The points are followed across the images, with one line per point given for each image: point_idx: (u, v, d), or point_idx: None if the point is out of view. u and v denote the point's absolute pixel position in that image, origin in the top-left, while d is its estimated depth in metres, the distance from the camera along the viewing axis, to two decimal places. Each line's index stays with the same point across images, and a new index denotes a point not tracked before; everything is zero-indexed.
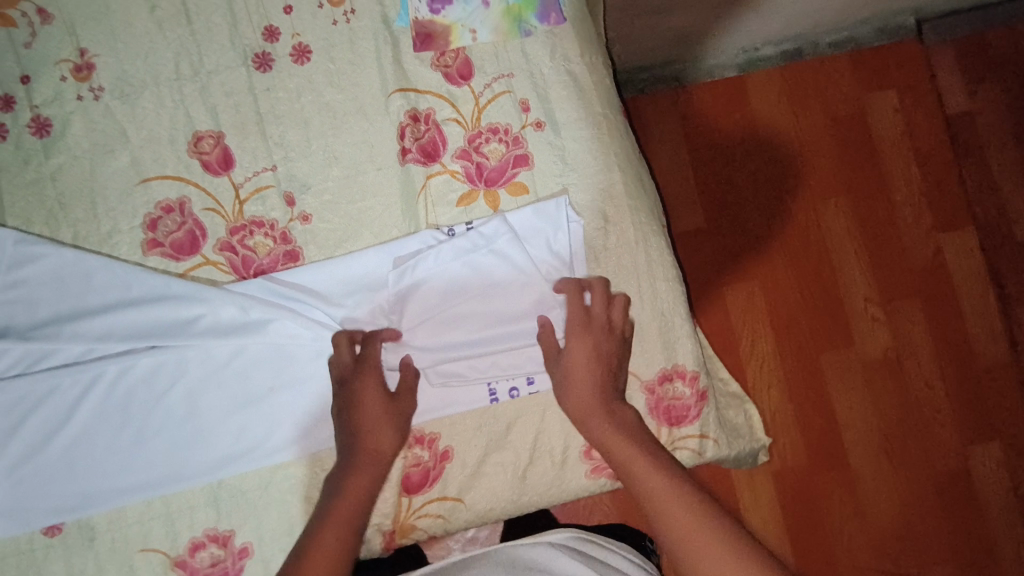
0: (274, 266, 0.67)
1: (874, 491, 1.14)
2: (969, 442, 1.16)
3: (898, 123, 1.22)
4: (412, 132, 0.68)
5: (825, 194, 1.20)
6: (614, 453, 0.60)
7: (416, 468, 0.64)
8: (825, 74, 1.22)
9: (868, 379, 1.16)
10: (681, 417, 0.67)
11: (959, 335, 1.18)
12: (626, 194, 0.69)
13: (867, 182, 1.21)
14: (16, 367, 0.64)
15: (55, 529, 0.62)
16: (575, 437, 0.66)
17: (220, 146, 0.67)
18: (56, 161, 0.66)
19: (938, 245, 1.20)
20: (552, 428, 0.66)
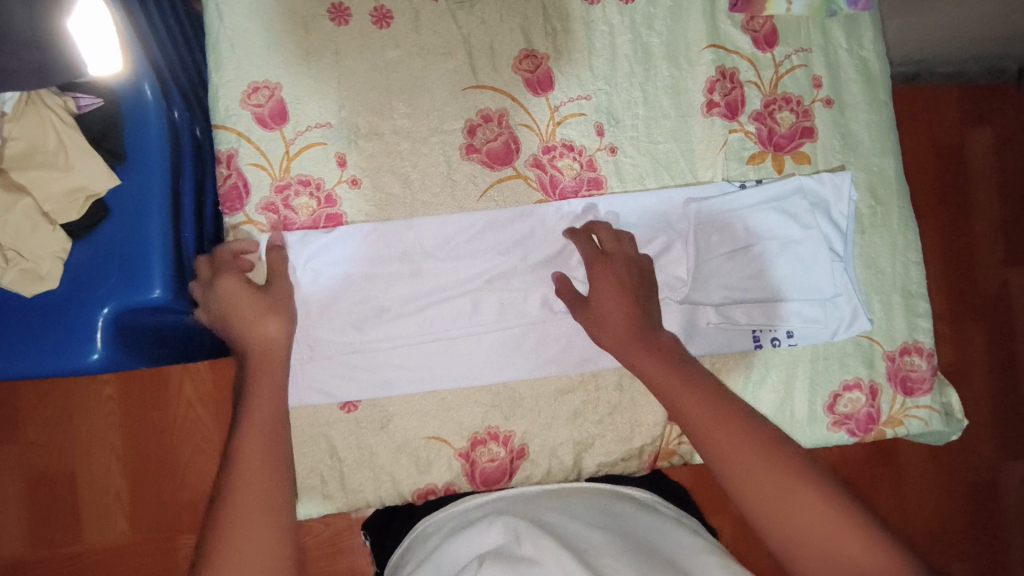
0: (579, 190, 0.70)
1: (918, 487, 1.25)
2: (1004, 458, 1.28)
3: (991, 162, 1.31)
4: (721, 88, 0.72)
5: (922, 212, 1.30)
6: (682, 408, 0.54)
7: None
8: (936, 104, 1.30)
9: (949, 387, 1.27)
10: (913, 387, 0.74)
11: (1009, 360, 1.30)
12: (894, 179, 0.75)
13: (951, 205, 1.31)
14: (329, 248, 0.65)
15: (351, 406, 0.66)
16: (821, 393, 0.73)
17: (543, 68, 0.70)
18: (392, 53, 0.67)
19: (1006, 279, 1.31)
20: (801, 380, 0.73)
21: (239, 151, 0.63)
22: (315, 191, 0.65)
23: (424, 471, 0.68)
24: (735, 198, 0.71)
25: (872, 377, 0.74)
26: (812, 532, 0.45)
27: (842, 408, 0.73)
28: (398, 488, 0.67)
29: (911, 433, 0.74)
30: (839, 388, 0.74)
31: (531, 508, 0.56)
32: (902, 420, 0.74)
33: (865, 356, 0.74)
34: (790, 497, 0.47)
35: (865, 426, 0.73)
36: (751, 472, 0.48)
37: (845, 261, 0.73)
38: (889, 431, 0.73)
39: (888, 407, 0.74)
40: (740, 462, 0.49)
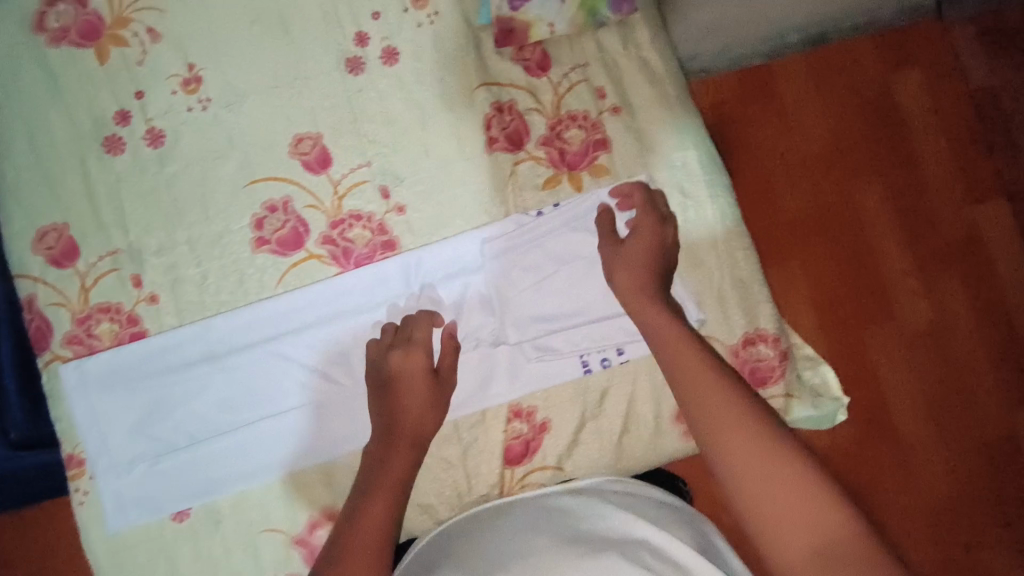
0: (374, 256, 0.71)
1: (933, 463, 1.08)
2: (1013, 406, 1.09)
3: (924, 101, 1.14)
4: (498, 123, 0.71)
5: (860, 171, 1.13)
6: (670, 350, 0.58)
7: (517, 441, 0.70)
8: (850, 52, 1.14)
9: (912, 351, 1.10)
10: (765, 378, 0.70)
11: (997, 301, 1.12)
12: (700, 170, 0.73)
13: (887, 153, 1.13)
14: (136, 367, 0.67)
15: (185, 514, 0.68)
16: (664, 406, 0.71)
17: (319, 147, 0.71)
18: (170, 169, 0.70)
19: (969, 219, 1.13)
20: (642, 395, 0.71)
21: (38, 293, 0.67)
22: (116, 315, 0.68)
23: (264, 564, 0.68)
24: (531, 231, 0.71)
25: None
26: (768, 495, 0.46)
27: None
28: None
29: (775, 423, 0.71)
30: None
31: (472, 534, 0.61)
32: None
33: None
34: (758, 460, 0.48)
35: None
36: (718, 417, 0.51)
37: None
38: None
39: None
40: (711, 402, 0.52)
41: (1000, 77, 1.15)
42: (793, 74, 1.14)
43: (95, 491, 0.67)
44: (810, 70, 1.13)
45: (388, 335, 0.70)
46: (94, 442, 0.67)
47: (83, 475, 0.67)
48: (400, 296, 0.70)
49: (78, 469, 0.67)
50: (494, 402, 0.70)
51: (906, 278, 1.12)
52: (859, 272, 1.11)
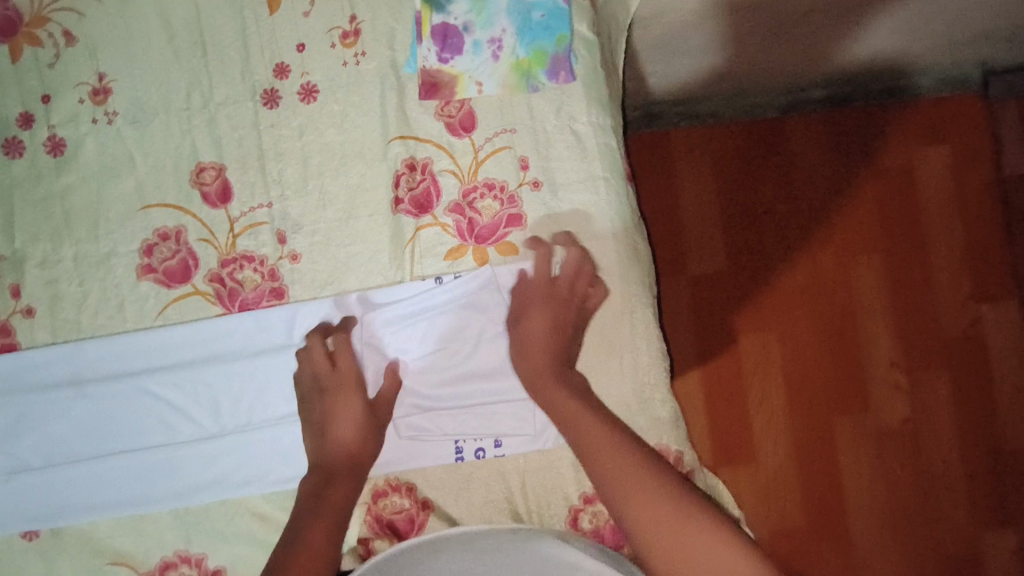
0: (259, 302, 0.67)
1: (878, 556, 1.09)
2: (981, 524, 1.10)
3: (949, 187, 1.15)
4: (407, 182, 0.68)
5: (858, 250, 1.14)
6: (598, 461, 0.57)
7: (397, 516, 0.66)
8: (871, 124, 1.14)
9: (879, 444, 1.11)
10: None
11: (990, 412, 1.12)
12: (616, 262, 0.67)
13: (889, 236, 1.14)
14: (3, 378, 0.66)
15: (33, 533, 0.65)
16: (558, 507, 0.66)
17: (220, 179, 0.69)
18: (66, 180, 0.68)
19: (976, 316, 1.13)
20: (532, 490, 0.66)
21: None
22: None
23: None
24: (424, 299, 0.67)
25: None
26: (688, 551, 0.50)
27: (586, 523, 0.65)
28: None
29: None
30: (578, 500, 0.65)
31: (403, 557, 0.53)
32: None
33: None
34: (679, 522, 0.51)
35: (614, 539, 0.65)
36: (642, 494, 0.53)
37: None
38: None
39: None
40: (635, 492, 0.54)
41: None
42: (809, 140, 1.14)
43: None
44: (824, 139, 1.14)
45: (261, 386, 0.67)
46: None
47: None
48: (280, 348, 0.67)
49: None
50: None
51: (875, 366, 1.12)
52: (841, 351, 1.12)
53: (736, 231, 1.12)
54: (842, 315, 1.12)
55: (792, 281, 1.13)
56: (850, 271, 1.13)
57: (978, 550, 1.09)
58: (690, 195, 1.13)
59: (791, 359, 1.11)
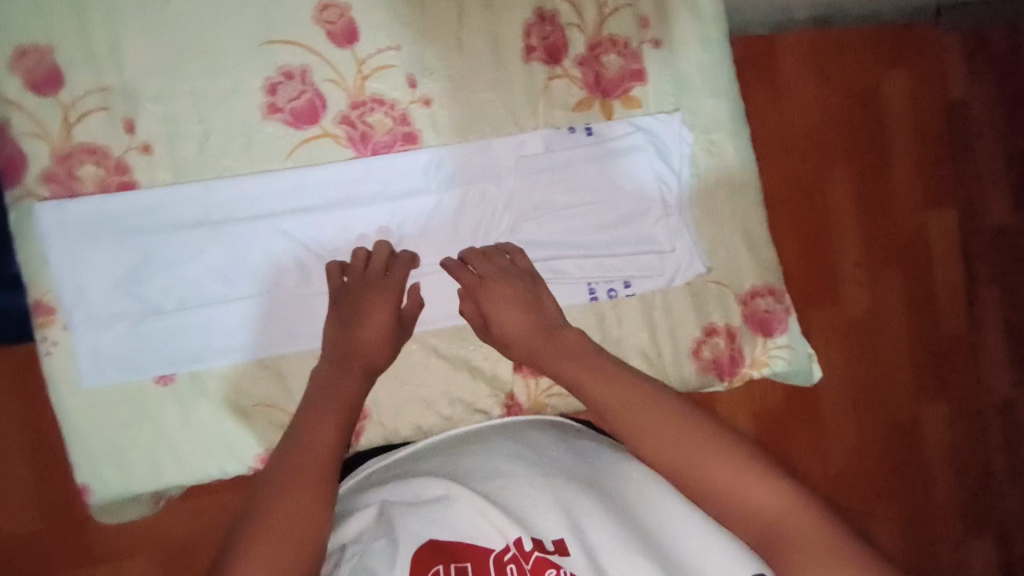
0: (392, 146, 0.67)
1: (838, 430, 1.08)
2: (921, 394, 1.10)
3: (906, 101, 1.08)
4: (538, 32, 0.69)
5: (835, 156, 1.05)
6: (599, 397, 0.54)
7: None
8: (848, 46, 1.05)
9: (848, 339, 1.06)
10: (770, 328, 0.75)
11: (924, 298, 1.10)
12: (730, 119, 0.73)
13: (856, 138, 1.06)
14: (127, 218, 0.63)
15: (169, 378, 0.64)
16: (683, 340, 0.73)
17: (346, 19, 0.66)
18: (175, 8, 0.63)
19: (923, 221, 1.10)
20: (660, 327, 0.73)
21: (11, 121, 0.60)
22: (102, 160, 0.62)
23: (258, 438, 0.66)
24: (558, 150, 0.70)
25: (728, 320, 0.74)
26: (695, 472, 0.47)
27: (707, 353, 0.74)
28: (235, 455, 0.66)
29: (776, 373, 0.76)
30: (700, 333, 0.74)
31: (459, 449, 0.57)
32: (765, 362, 0.75)
33: (719, 301, 0.74)
34: (697, 452, 0.48)
35: (730, 368, 0.74)
36: (637, 416, 0.51)
37: (680, 210, 0.72)
38: (753, 373, 0.75)
39: (749, 349, 0.74)
40: (646, 423, 0.50)
41: (976, 92, 1.11)
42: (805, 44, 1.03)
43: (67, 343, 0.62)
44: (821, 40, 1.04)
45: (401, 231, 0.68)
46: (64, 290, 0.62)
47: (53, 324, 0.62)
48: (419, 193, 0.68)
49: (47, 317, 0.62)
50: None
51: (843, 265, 1.07)
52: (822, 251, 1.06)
53: None
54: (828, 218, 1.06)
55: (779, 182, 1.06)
56: (842, 170, 1.06)
57: (925, 442, 1.11)
58: None
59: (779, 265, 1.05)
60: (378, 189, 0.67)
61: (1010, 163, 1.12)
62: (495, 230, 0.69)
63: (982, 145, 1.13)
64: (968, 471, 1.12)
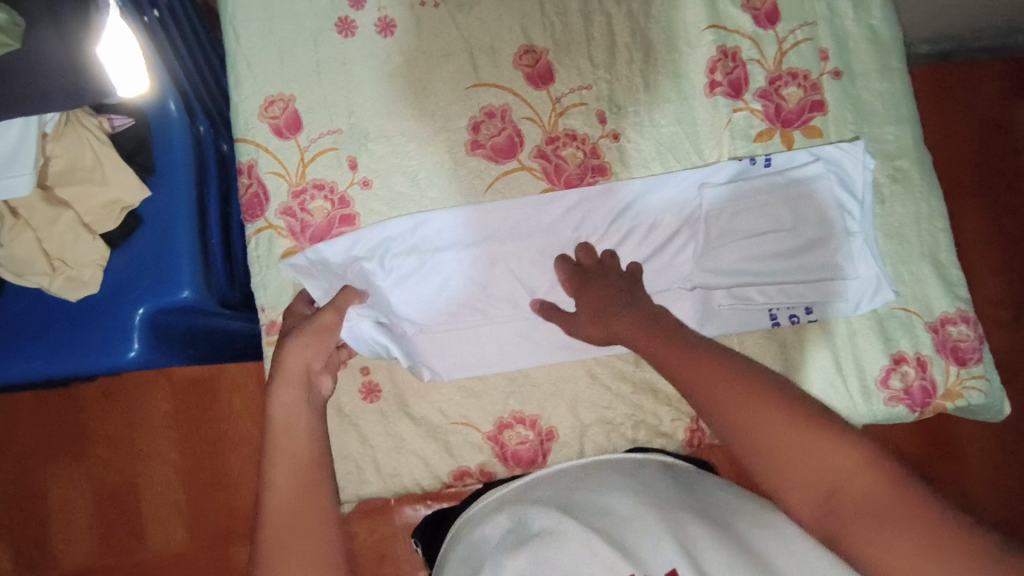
0: (582, 178, 0.71)
1: (988, 483, 1.03)
2: None
3: None
4: (722, 67, 0.72)
5: (966, 195, 1.12)
6: (666, 363, 0.50)
7: None
8: (977, 85, 1.13)
9: None
10: (965, 359, 0.71)
11: None
12: (914, 145, 0.73)
13: (992, 179, 1.12)
14: (344, 248, 0.68)
15: (375, 395, 0.69)
16: (869, 368, 0.71)
17: (542, 61, 0.71)
18: (396, 59, 0.70)
19: None
20: (843, 354, 0.72)
21: (259, 161, 0.68)
22: (329, 195, 0.69)
23: (452, 456, 0.69)
24: (740, 180, 0.71)
25: (918, 349, 0.71)
26: (740, 418, 0.43)
27: (896, 382, 0.71)
28: (432, 471, 0.69)
29: (973, 406, 0.71)
30: (889, 361, 0.71)
31: (571, 483, 0.50)
32: (960, 393, 0.70)
33: (906, 329, 0.71)
34: (754, 412, 0.43)
35: (922, 399, 0.70)
36: (698, 390, 0.47)
37: (865, 237, 0.71)
38: (948, 405, 0.70)
39: (943, 379, 0.70)
40: (696, 367, 0.48)
41: None
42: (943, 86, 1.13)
43: None
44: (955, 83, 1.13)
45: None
46: None
47: None
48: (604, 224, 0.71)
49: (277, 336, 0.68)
50: None
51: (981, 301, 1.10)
52: None
53: None
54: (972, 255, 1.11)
55: None
56: (993, 208, 1.12)
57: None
58: None
59: None
60: (567, 220, 0.70)
61: None
62: (675, 257, 0.72)
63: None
64: None
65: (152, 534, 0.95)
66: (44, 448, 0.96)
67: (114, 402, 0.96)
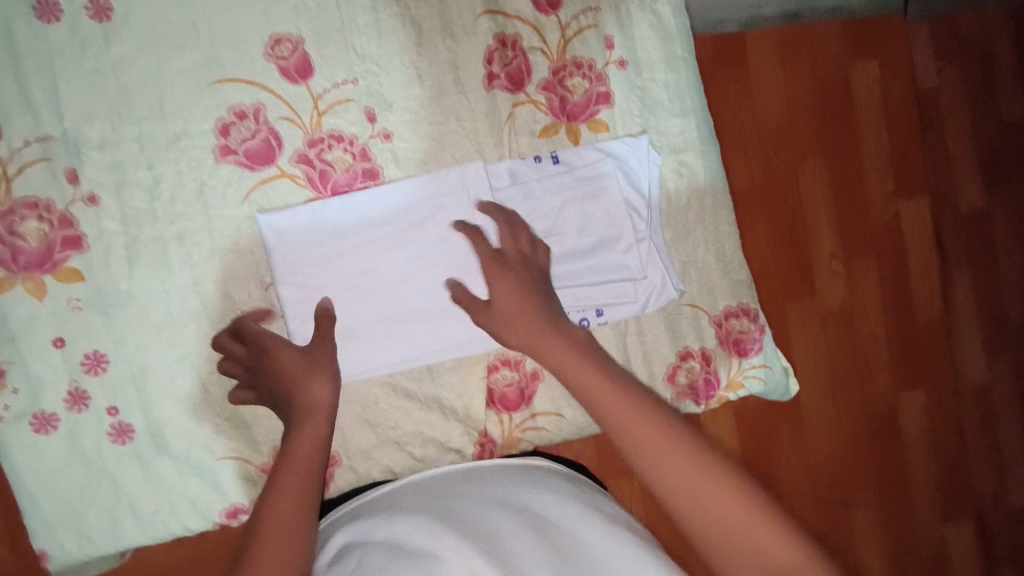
0: (352, 184, 0.65)
1: (816, 441, 0.99)
2: (900, 383, 1.01)
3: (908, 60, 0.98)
4: (500, 58, 0.67)
5: (812, 130, 0.95)
6: (609, 409, 0.53)
7: (509, 388, 0.69)
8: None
9: (828, 338, 0.97)
10: (747, 349, 0.73)
11: (901, 295, 1.00)
12: (698, 138, 0.72)
13: (839, 110, 0.96)
14: (73, 275, 0.60)
15: (127, 436, 0.62)
16: (657, 365, 0.72)
17: (299, 52, 0.63)
18: (117, 49, 0.60)
19: (898, 204, 0.99)
20: (635, 354, 0.71)
21: None
22: (45, 214, 0.59)
23: (227, 493, 0.64)
24: (525, 181, 0.67)
25: (704, 343, 0.72)
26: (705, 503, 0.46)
27: (683, 378, 0.72)
28: (200, 510, 0.63)
29: (753, 392, 0.75)
30: (676, 358, 0.72)
31: (433, 499, 0.51)
32: (742, 383, 0.73)
33: (693, 325, 0.72)
34: (681, 457, 0.48)
35: (707, 392, 0.73)
36: (641, 430, 0.50)
37: (651, 235, 0.70)
38: (730, 395, 0.73)
39: (726, 371, 0.73)
40: (651, 432, 0.50)
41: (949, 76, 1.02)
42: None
43: (20, 407, 0.60)
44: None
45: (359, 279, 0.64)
46: (13, 350, 0.59)
47: (4, 388, 0.59)
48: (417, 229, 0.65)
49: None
50: (475, 356, 0.68)
51: (814, 252, 0.96)
52: (790, 233, 0.96)
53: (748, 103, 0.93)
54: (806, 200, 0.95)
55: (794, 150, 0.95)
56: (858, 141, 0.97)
57: (898, 429, 1.01)
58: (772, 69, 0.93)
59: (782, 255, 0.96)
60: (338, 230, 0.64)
61: (987, 134, 1.03)
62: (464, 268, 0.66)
63: (951, 124, 1.03)
64: (954, 490, 1.04)
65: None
66: None
67: None
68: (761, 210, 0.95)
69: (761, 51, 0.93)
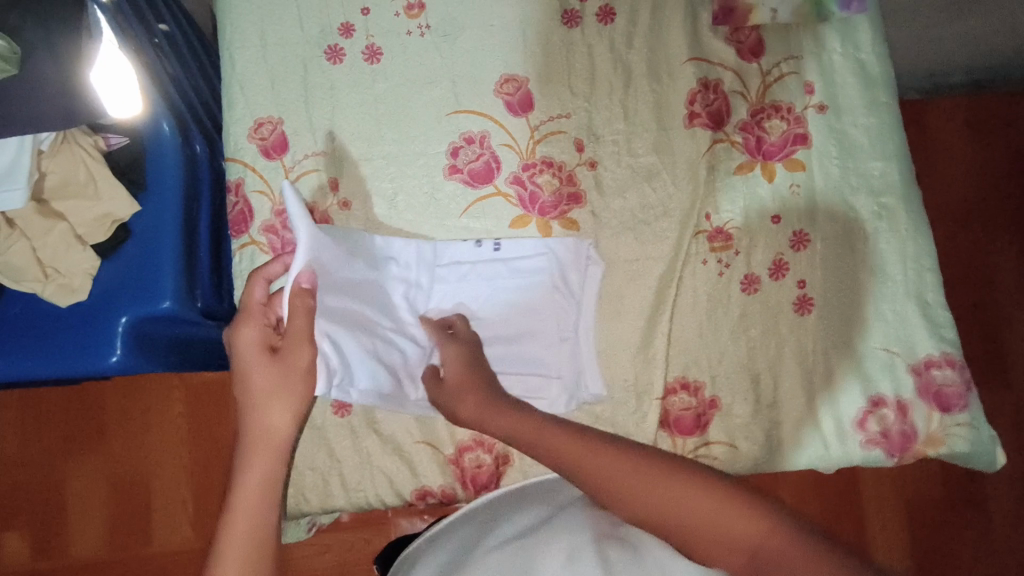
0: (558, 206, 0.72)
1: (1009, 527, 1.08)
2: None
3: None
4: (703, 98, 0.72)
5: (1005, 231, 1.13)
6: (586, 465, 0.52)
7: (686, 412, 0.70)
8: None
9: (1021, 424, 1.10)
10: (949, 405, 0.68)
11: None
12: (900, 182, 0.71)
13: None
14: None
15: (345, 410, 0.70)
16: (843, 410, 0.69)
17: (524, 89, 0.73)
18: (381, 85, 0.73)
19: None
20: (820, 395, 0.69)
21: (246, 179, 0.71)
22: (311, 214, 0.71)
23: (419, 475, 0.70)
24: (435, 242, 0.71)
25: (898, 392, 0.68)
26: (714, 524, 0.46)
27: (874, 425, 0.68)
28: (395, 488, 0.70)
29: (955, 455, 0.68)
30: (866, 403, 0.69)
31: (463, 534, 0.52)
32: (943, 441, 0.67)
33: (887, 371, 0.69)
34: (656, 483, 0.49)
35: (901, 445, 0.67)
36: (610, 472, 0.50)
37: (576, 336, 0.71)
38: (928, 451, 0.68)
39: (924, 425, 0.68)
40: (624, 473, 0.50)
41: None
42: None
43: None
44: None
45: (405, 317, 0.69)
46: None
47: None
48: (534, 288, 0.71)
49: None
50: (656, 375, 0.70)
51: (1011, 342, 1.11)
52: (986, 320, 1.12)
53: (939, 200, 1.13)
54: (1002, 293, 1.12)
55: (984, 246, 1.12)
56: None
57: None
58: (963, 173, 1.13)
59: (971, 332, 1.12)
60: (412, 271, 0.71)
61: None
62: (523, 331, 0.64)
63: None
64: None
65: (161, 533, 1.09)
66: (102, 471, 1.10)
67: (140, 435, 1.11)
68: (958, 296, 1.12)
69: (959, 160, 1.13)
